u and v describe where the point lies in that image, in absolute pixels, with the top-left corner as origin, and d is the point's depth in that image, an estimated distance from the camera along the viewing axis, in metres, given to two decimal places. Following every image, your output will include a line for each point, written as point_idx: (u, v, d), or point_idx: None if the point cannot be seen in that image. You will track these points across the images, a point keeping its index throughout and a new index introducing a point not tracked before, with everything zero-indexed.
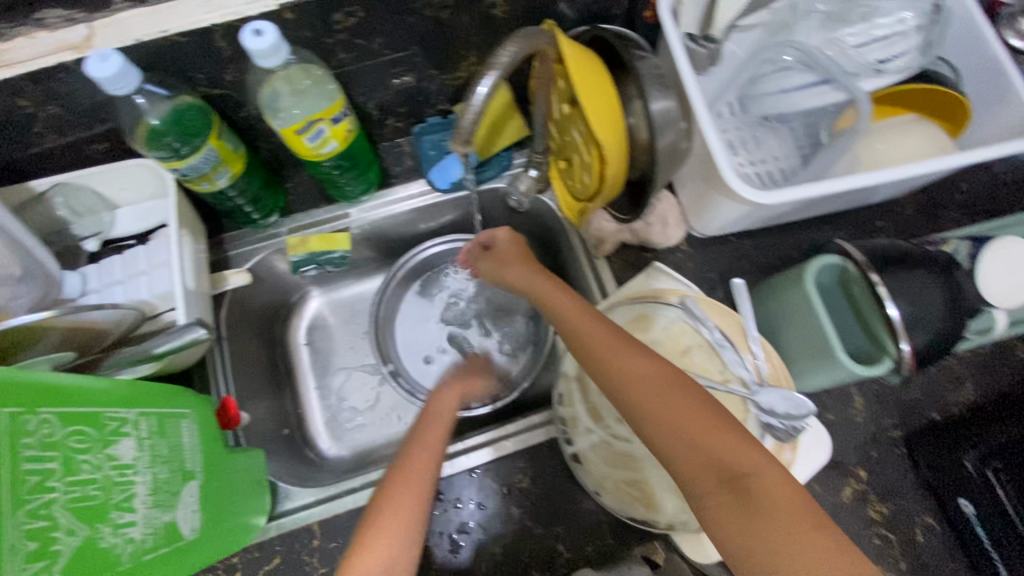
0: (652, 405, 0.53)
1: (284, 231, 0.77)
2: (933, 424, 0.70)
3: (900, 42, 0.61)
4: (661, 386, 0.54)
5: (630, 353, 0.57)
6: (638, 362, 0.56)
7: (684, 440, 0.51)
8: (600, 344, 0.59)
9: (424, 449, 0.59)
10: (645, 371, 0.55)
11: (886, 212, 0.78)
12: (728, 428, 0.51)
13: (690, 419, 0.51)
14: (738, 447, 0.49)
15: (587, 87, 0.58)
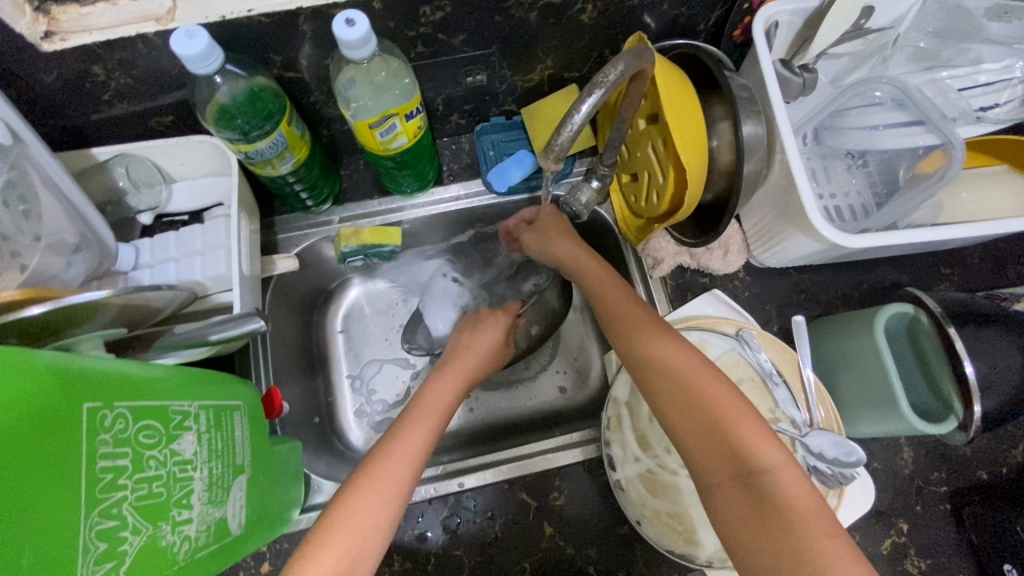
0: (673, 389, 0.54)
1: (335, 221, 0.76)
2: (983, 484, 0.67)
3: (1006, 92, 0.64)
4: (685, 370, 0.55)
5: (658, 335, 0.58)
6: (667, 346, 0.57)
7: (704, 426, 0.52)
8: (632, 323, 0.60)
9: (412, 441, 0.55)
10: (673, 353, 0.56)
11: (954, 260, 0.74)
12: (749, 421, 0.51)
13: (710, 408, 0.52)
14: (755, 440, 0.50)
15: (674, 106, 0.57)
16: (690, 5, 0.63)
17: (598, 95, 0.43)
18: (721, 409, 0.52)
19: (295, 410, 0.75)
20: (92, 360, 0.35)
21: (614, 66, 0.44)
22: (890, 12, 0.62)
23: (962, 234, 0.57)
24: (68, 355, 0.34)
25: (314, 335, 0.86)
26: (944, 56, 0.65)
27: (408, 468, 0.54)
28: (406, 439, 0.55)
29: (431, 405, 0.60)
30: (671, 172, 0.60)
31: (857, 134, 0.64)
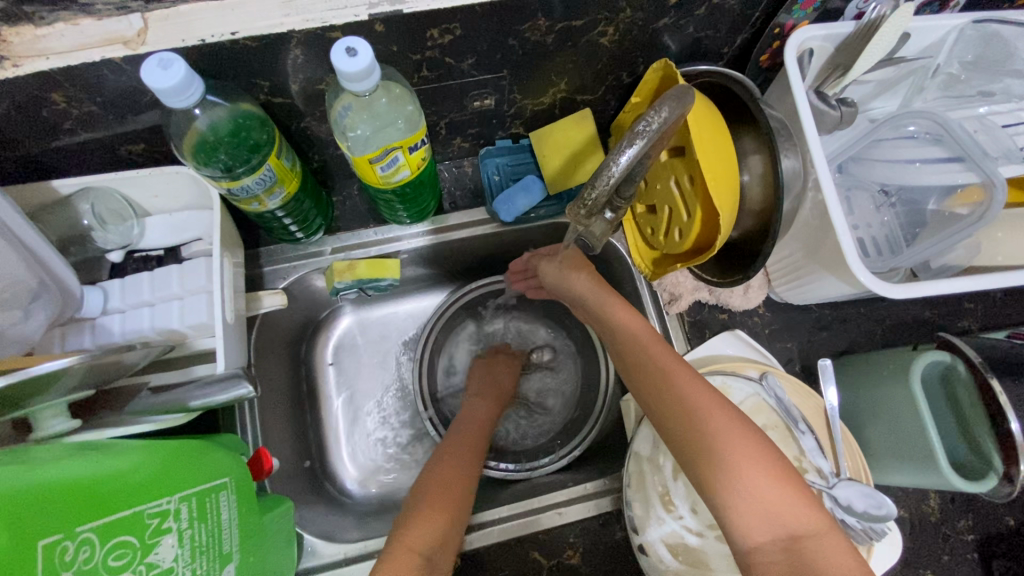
0: (704, 443, 0.49)
1: (326, 251, 0.70)
2: (1010, 531, 0.65)
3: None
4: (716, 422, 0.50)
5: (685, 380, 0.53)
6: (695, 394, 0.52)
7: (739, 485, 0.47)
8: (658, 365, 0.55)
9: (464, 457, 0.61)
10: (702, 402, 0.51)
11: (979, 294, 0.72)
12: (788, 479, 0.47)
13: (746, 465, 0.47)
14: (794, 501, 0.46)
15: (702, 141, 0.52)
16: (716, 28, 0.58)
17: (638, 147, 0.39)
18: (758, 465, 0.47)
19: (285, 458, 0.69)
20: (44, 476, 0.29)
21: (657, 109, 0.39)
22: (925, 39, 0.58)
23: (1006, 282, 0.53)
24: (17, 476, 0.28)
25: (303, 370, 0.79)
26: (977, 85, 0.62)
27: (470, 474, 0.59)
28: (461, 457, 0.61)
29: (480, 407, 0.70)
30: (698, 211, 0.56)
31: (888, 167, 0.61)
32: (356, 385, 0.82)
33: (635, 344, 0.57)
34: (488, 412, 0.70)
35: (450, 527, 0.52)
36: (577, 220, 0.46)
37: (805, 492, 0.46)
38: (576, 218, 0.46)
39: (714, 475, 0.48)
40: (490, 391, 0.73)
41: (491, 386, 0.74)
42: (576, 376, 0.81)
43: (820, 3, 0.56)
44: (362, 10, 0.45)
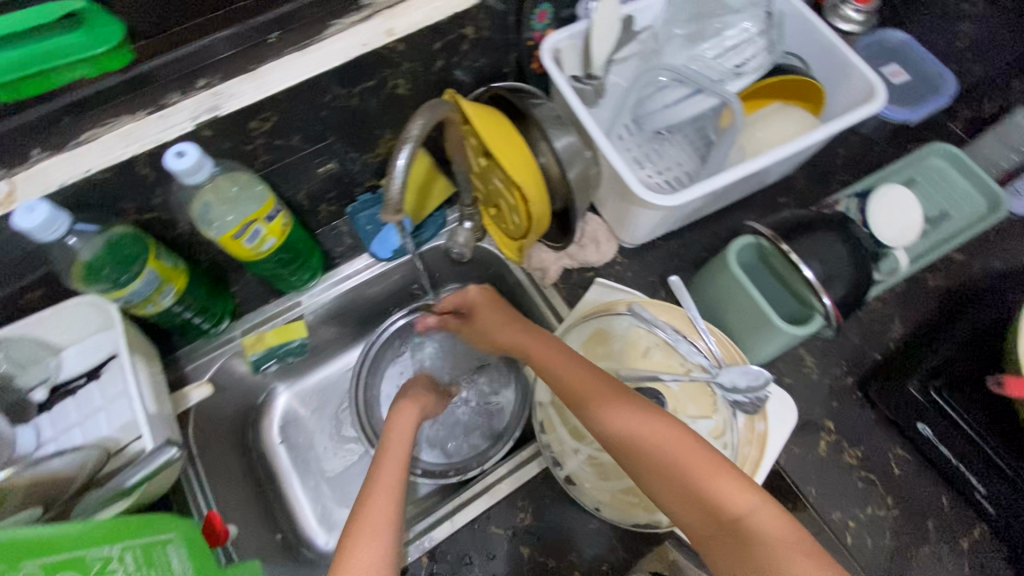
0: (644, 454, 0.55)
1: (238, 334, 0.78)
2: (879, 364, 0.75)
3: (749, 48, 0.73)
4: (647, 433, 0.55)
5: (611, 399, 0.59)
6: (624, 413, 0.58)
7: (683, 487, 0.52)
8: (589, 397, 0.60)
9: (385, 504, 0.57)
10: (629, 419, 0.57)
11: (786, 189, 0.86)
12: (719, 466, 0.53)
13: (684, 466, 0.53)
14: (726, 484, 0.51)
15: (495, 135, 0.64)
16: (487, 54, 0.73)
17: (408, 151, 0.50)
18: (693, 461, 0.53)
19: (254, 534, 0.73)
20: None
21: (415, 122, 0.51)
22: (647, 13, 0.75)
23: (760, 165, 0.67)
24: None
25: (255, 453, 0.84)
26: (710, 32, 0.75)
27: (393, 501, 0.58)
28: (381, 503, 0.57)
29: (398, 430, 0.69)
30: (516, 195, 0.67)
31: (660, 114, 0.75)
32: (310, 454, 0.87)
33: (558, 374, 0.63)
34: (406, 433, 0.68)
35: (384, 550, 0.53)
36: (393, 217, 0.52)
37: (742, 480, 0.52)
38: (391, 215, 0.52)
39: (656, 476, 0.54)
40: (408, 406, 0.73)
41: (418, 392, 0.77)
42: (501, 372, 0.89)
43: (553, 14, 0.72)
44: (188, 123, 0.57)
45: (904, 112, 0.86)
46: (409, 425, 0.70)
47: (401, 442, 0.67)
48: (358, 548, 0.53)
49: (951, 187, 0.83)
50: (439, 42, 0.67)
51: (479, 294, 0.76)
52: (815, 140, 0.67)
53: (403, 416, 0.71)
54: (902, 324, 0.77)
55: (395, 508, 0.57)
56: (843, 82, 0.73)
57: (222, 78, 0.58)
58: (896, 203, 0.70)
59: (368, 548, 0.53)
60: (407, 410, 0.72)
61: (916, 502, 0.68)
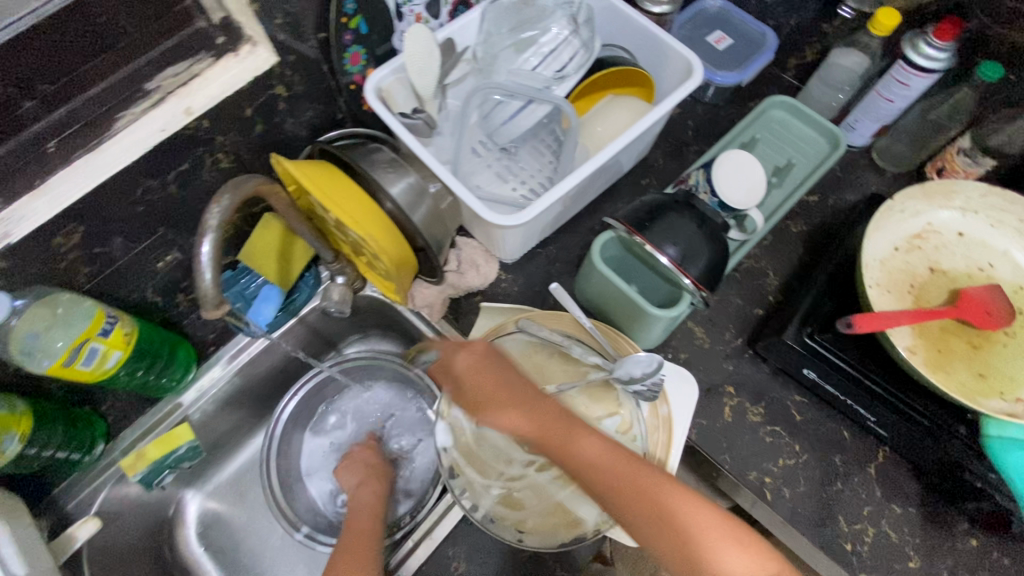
0: (629, 509, 0.50)
1: (118, 454, 0.73)
2: (762, 318, 0.78)
3: (566, 50, 0.74)
4: (635, 486, 0.50)
5: (593, 445, 0.52)
6: (607, 462, 0.51)
7: (674, 541, 0.48)
8: (568, 445, 0.52)
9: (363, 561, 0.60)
10: (613, 471, 0.51)
11: (647, 170, 0.88)
12: (723, 528, 0.49)
13: (675, 519, 0.49)
14: (715, 531, 0.49)
15: (327, 192, 0.61)
16: (312, 107, 0.71)
17: (211, 238, 0.46)
18: (681, 512, 0.49)
19: None
20: None
21: (215, 205, 0.48)
22: (467, 33, 0.74)
23: (602, 161, 0.68)
24: None
25: (176, 570, 0.79)
26: (531, 37, 0.75)
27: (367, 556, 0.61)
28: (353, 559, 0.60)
29: (366, 499, 0.72)
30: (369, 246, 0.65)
31: (503, 130, 0.75)
32: (239, 552, 0.82)
33: (528, 415, 0.54)
34: (374, 499, 0.72)
35: None
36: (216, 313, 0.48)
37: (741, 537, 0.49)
38: (213, 310, 0.47)
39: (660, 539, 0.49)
40: (369, 478, 0.76)
41: (368, 464, 0.79)
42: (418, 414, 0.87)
43: (367, 54, 0.70)
44: None
45: (733, 75, 0.87)
46: (377, 495, 0.73)
47: (373, 508, 0.70)
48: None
49: (790, 136, 0.88)
50: (252, 107, 0.64)
51: (467, 358, 0.59)
52: (647, 125, 0.69)
53: (370, 488, 0.74)
54: (776, 274, 0.81)
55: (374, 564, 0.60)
56: (664, 63, 0.75)
57: (6, 201, 0.52)
58: (737, 167, 0.73)
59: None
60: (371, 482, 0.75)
61: (822, 442, 0.71)
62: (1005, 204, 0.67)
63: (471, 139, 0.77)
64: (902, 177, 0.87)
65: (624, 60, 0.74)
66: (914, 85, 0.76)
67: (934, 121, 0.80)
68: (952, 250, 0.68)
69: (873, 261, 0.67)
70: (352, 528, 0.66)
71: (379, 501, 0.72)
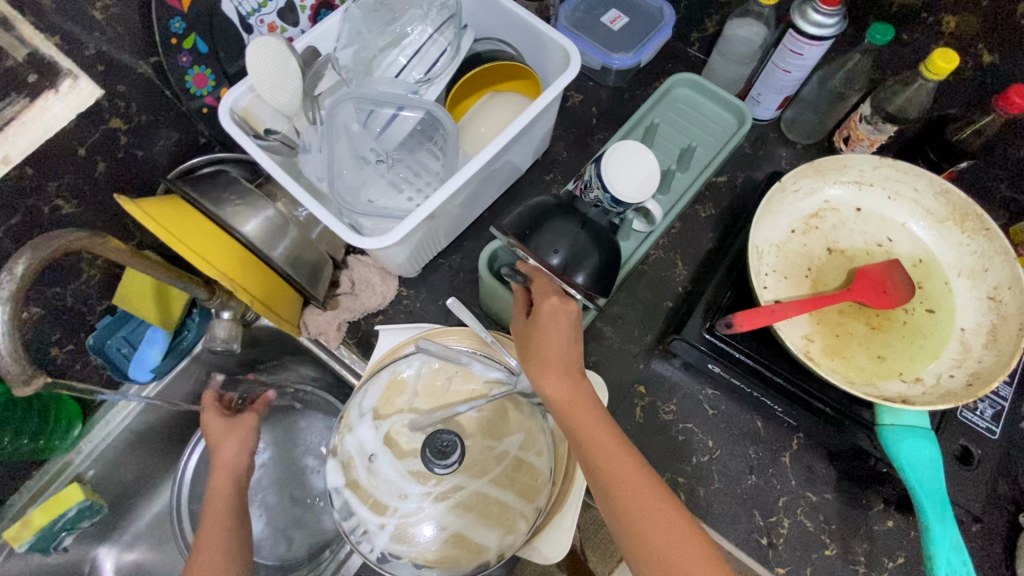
0: (623, 496, 0.51)
1: (5, 523, 0.69)
2: (673, 311, 0.75)
3: (433, 48, 0.68)
4: (629, 480, 0.51)
5: (603, 434, 0.53)
6: (612, 454, 0.52)
7: (653, 534, 0.49)
8: (581, 429, 0.54)
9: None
10: (620, 461, 0.52)
11: (550, 164, 0.84)
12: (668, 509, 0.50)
13: (658, 518, 0.50)
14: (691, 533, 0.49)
15: (172, 226, 0.56)
16: (166, 135, 0.66)
17: (5, 308, 0.43)
18: (662, 516, 0.50)
19: None
20: None
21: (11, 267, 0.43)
22: (327, 37, 0.70)
23: (475, 166, 0.64)
24: None
25: None
26: (400, 36, 0.70)
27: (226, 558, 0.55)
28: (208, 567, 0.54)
29: (220, 485, 0.61)
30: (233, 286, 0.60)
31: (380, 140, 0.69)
32: None
33: (546, 366, 0.56)
34: (231, 483, 0.61)
35: None
36: (27, 387, 0.46)
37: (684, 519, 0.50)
38: (25, 385, 0.46)
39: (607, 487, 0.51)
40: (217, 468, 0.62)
41: (219, 433, 0.66)
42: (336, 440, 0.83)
43: (214, 75, 0.65)
44: None
45: (628, 57, 0.83)
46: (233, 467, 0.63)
47: (224, 498, 0.60)
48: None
49: (695, 115, 0.85)
50: (86, 146, 0.59)
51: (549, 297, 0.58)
52: (524, 123, 0.65)
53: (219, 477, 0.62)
54: (687, 263, 0.78)
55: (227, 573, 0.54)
56: (542, 54, 0.72)
57: None
58: (629, 157, 0.68)
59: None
60: (225, 462, 0.63)
61: (736, 435, 0.69)
62: (899, 176, 0.64)
63: (358, 147, 0.69)
64: (811, 148, 0.83)
65: (502, 54, 0.69)
66: (807, 55, 0.71)
67: (833, 90, 0.77)
68: (850, 228, 0.66)
69: (768, 246, 0.65)
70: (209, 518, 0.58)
71: (240, 469, 0.63)
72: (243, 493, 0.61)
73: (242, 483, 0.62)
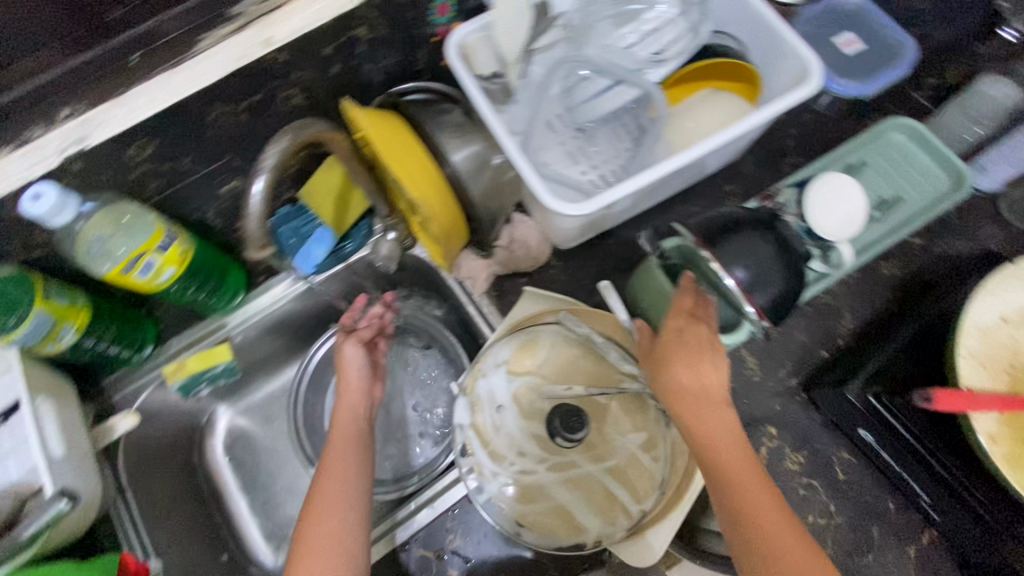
0: (735, 484, 0.52)
1: (163, 360, 0.77)
2: (825, 361, 0.71)
3: (670, 31, 0.67)
4: (740, 474, 0.52)
5: (720, 422, 0.55)
6: (726, 442, 0.54)
7: (762, 527, 0.50)
8: (699, 411, 0.55)
9: (334, 490, 0.61)
10: (735, 451, 0.53)
11: (732, 175, 0.81)
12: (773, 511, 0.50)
13: (768, 513, 0.50)
14: (801, 536, 0.49)
15: (388, 145, 0.60)
16: (390, 53, 0.68)
17: None
18: (767, 511, 0.50)
19: (191, 560, 0.73)
20: None
21: None
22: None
23: (684, 159, 0.61)
24: None
25: (200, 473, 0.85)
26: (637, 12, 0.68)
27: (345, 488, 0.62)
28: (329, 492, 0.61)
29: (342, 419, 0.69)
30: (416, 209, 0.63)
31: (582, 108, 0.69)
32: (257, 470, 0.87)
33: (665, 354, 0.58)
34: (352, 419, 0.69)
35: (341, 535, 0.58)
36: None
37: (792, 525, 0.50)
38: None
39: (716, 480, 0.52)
40: (343, 390, 0.72)
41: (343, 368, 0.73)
42: (444, 380, 0.87)
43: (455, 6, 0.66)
44: (54, 158, 0.54)
45: (855, 85, 0.78)
46: (353, 400, 0.71)
47: (345, 422, 0.69)
48: (310, 524, 0.58)
49: (906, 166, 0.77)
50: (331, 47, 0.62)
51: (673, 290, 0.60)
52: (743, 130, 0.62)
53: (344, 399, 0.71)
54: (854, 317, 0.73)
55: (349, 484, 0.62)
56: (778, 60, 0.67)
57: (89, 105, 0.55)
58: (838, 194, 0.64)
59: (320, 519, 0.59)
60: (350, 392, 0.72)
61: (860, 508, 0.66)
62: None
63: (560, 109, 0.70)
64: None
65: (734, 52, 0.68)
66: None
67: None
68: None
69: (974, 328, 0.59)
70: (331, 446, 0.66)
71: (360, 407, 0.71)
72: (361, 430, 0.69)
73: (361, 420, 0.70)
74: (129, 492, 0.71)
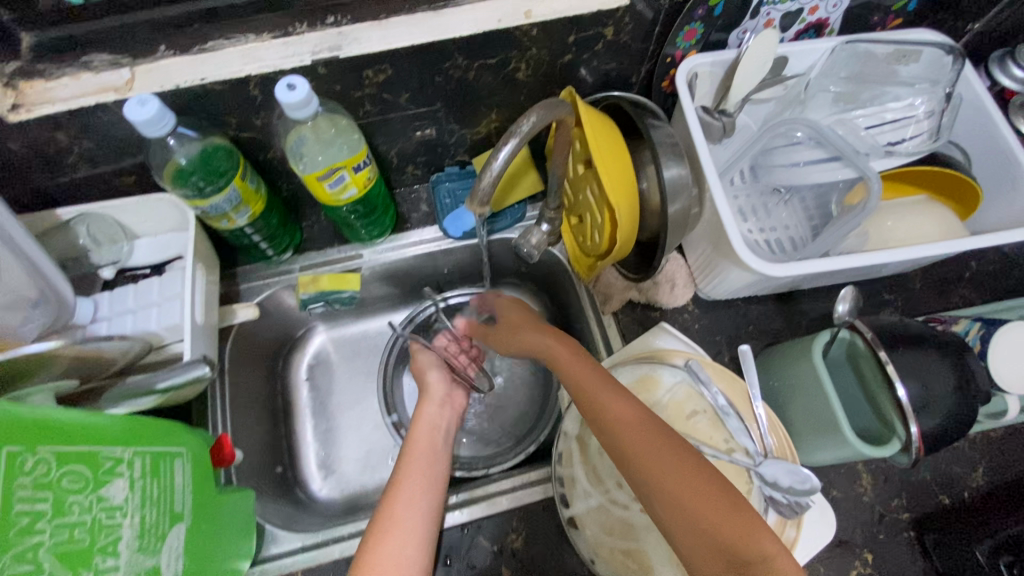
0: (663, 496, 0.50)
1: (296, 269, 0.80)
2: (943, 508, 0.67)
3: (911, 127, 0.67)
4: (668, 475, 0.51)
5: (642, 433, 0.54)
6: (650, 456, 0.53)
7: (703, 536, 0.47)
8: (619, 432, 0.55)
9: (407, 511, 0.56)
10: (661, 460, 0.52)
11: (897, 286, 0.77)
12: (717, 506, 0.49)
13: (710, 514, 0.48)
14: (766, 548, 0.46)
15: (599, 148, 0.59)
16: (620, 60, 0.68)
17: (513, 144, 0.49)
18: (709, 510, 0.49)
19: (255, 462, 0.74)
20: (35, 408, 0.38)
21: (529, 116, 0.50)
22: (803, 60, 0.68)
23: (886, 258, 0.60)
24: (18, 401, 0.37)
25: (279, 382, 0.86)
26: (862, 97, 0.69)
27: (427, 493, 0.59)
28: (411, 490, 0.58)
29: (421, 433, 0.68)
30: (606, 215, 0.62)
31: (784, 171, 0.68)
32: (328, 398, 0.88)
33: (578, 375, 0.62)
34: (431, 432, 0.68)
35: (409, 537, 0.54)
36: (477, 210, 0.51)
37: (739, 520, 0.48)
38: (476, 206, 0.51)
39: (648, 486, 0.51)
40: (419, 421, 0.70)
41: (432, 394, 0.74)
42: (534, 380, 0.86)
43: (701, 35, 0.66)
44: (307, 56, 0.56)
45: None
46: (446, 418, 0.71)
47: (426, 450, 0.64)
48: (393, 510, 0.56)
49: None
50: (574, 37, 0.62)
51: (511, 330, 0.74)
52: (958, 248, 0.59)
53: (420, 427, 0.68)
54: (987, 474, 0.69)
55: (430, 489, 0.59)
56: (1009, 192, 0.65)
57: (351, 20, 0.57)
58: None
59: (403, 499, 0.57)
60: (434, 402, 0.72)
61: None
62: None
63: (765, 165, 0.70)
64: None
65: (962, 166, 0.65)
66: None
67: None
68: None
69: None
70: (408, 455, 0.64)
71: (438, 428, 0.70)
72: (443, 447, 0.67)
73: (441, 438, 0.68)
74: (226, 379, 0.73)
